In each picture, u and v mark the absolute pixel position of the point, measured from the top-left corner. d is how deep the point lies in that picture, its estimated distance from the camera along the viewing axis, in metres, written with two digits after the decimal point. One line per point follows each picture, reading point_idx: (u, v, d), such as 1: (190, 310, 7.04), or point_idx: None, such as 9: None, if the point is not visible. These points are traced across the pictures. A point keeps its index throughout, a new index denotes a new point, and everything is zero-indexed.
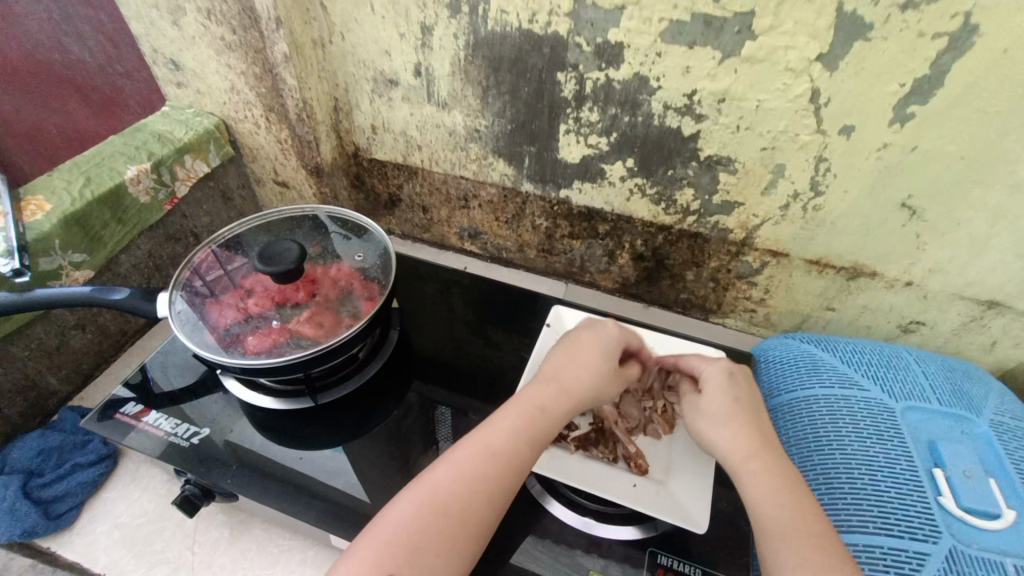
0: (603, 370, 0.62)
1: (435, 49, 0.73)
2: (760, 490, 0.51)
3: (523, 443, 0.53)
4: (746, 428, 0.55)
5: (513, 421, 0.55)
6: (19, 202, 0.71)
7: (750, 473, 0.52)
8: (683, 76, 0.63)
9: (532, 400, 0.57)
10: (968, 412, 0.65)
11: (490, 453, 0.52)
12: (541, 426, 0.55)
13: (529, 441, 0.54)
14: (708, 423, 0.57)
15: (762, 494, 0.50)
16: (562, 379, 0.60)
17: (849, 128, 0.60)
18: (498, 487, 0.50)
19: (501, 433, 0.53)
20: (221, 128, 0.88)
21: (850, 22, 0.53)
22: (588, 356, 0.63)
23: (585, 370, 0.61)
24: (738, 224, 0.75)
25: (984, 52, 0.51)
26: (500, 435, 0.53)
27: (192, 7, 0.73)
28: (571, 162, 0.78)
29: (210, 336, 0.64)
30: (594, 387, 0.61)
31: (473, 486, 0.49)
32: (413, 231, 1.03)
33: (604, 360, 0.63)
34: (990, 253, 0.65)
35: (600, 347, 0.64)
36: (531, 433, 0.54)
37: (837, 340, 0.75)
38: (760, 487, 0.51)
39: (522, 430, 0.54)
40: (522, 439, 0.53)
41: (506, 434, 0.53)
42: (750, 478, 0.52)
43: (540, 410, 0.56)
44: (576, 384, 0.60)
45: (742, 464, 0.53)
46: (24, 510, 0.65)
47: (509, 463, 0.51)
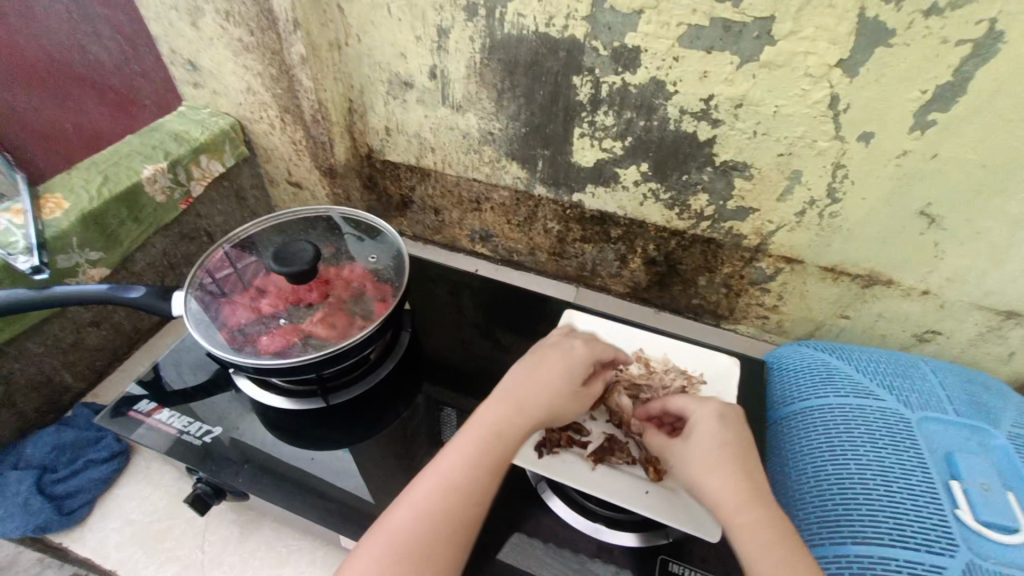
0: (563, 387, 0.58)
1: (452, 52, 0.73)
2: (756, 549, 0.46)
3: (482, 471, 0.51)
4: (738, 476, 0.50)
5: (469, 450, 0.52)
6: (38, 199, 0.72)
7: (746, 528, 0.47)
8: (700, 80, 0.63)
9: (486, 422, 0.54)
10: (985, 423, 0.64)
11: (449, 489, 0.49)
12: (499, 450, 0.52)
13: (488, 467, 0.51)
14: (698, 468, 0.52)
15: (760, 556, 0.45)
16: (517, 395, 0.56)
17: (867, 135, 0.60)
18: (461, 522, 0.48)
19: (458, 464, 0.51)
20: (236, 127, 0.89)
21: (871, 28, 0.53)
22: (546, 373, 0.58)
23: (543, 387, 0.57)
24: (752, 230, 0.75)
25: (1008, 60, 0.50)
26: (457, 467, 0.50)
27: (211, 8, 0.74)
28: (584, 166, 0.78)
29: (224, 336, 0.64)
30: (555, 403, 0.57)
31: (433, 525, 0.47)
32: (424, 233, 1.03)
33: (564, 375, 0.58)
34: (1010, 263, 0.64)
35: (560, 360, 0.60)
36: (489, 460, 0.51)
37: (852, 349, 0.73)
38: (755, 543, 0.46)
39: (479, 459, 0.51)
40: (481, 467, 0.51)
41: (463, 465, 0.50)
42: (746, 534, 0.47)
43: (496, 434, 0.53)
44: (534, 400, 0.56)
45: (734, 517, 0.48)
46: (37, 506, 0.66)
47: (469, 497, 0.49)
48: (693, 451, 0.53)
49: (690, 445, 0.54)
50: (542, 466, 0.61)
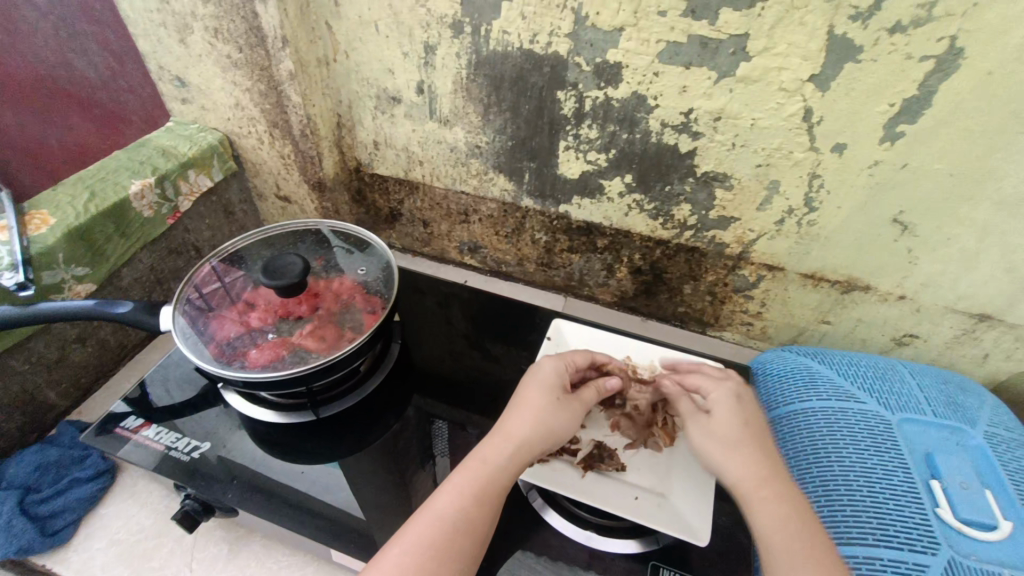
0: (543, 406, 0.58)
1: (438, 68, 0.75)
2: (771, 521, 0.49)
3: (469, 501, 0.50)
4: (758, 456, 0.54)
5: (456, 482, 0.52)
6: (23, 216, 0.72)
7: (763, 502, 0.51)
8: (679, 95, 0.65)
9: (473, 454, 0.54)
10: (962, 423, 0.66)
11: (438, 520, 0.49)
12: (486, 478, 0.52)
13: (475, 497, 0.51)
14: (722, 448, 0.55)
15: (776, 529, 0.49)
16: (502, 424, 0.57)
17: (841, 145, 0.62)
18: (453, 554, 0.47)
19: (446, 495, 0.51)
20: (224, 143, 0.89)
21: (841, 44, 0.55)
22: (527, 397, 0.59)
23: (524, 411, 0.57)
24: (734, 239, 0.77)
25: (970, 74, 0.53)
26: (445, 498, 0.51)
27: (199, 26, 0.75)
28: (570, 178, 0.80)
29: (211, 350, 0.64)
30: (540, 423, 0.57)
31: (423, 558, 0.46)
32: (413, 245, 1.04)
33: (544, 395, 0.59)
34: (981, 267, 0.66)
35: (538, 383, 0.61)
36: (476, 488, 0.51)
37: (833, 354, 0.76)
38: (771, 516, 0.50)
39: (467, 489, 0.51)
40: (468, 497, 0.51)
41: (449, 495, 0.51)
42: (764, 508, 0.50)
43: (483, 463, 0.53)
44: (518, 426, 0.56)
45: (754, 493, 0.52)
46: (20, 526, 0.64)
47: (459, 528, 0.48)
48: (717, 429, 0.57)
49: (717, 420, 0.58)
50: (537, 475, 0.61)
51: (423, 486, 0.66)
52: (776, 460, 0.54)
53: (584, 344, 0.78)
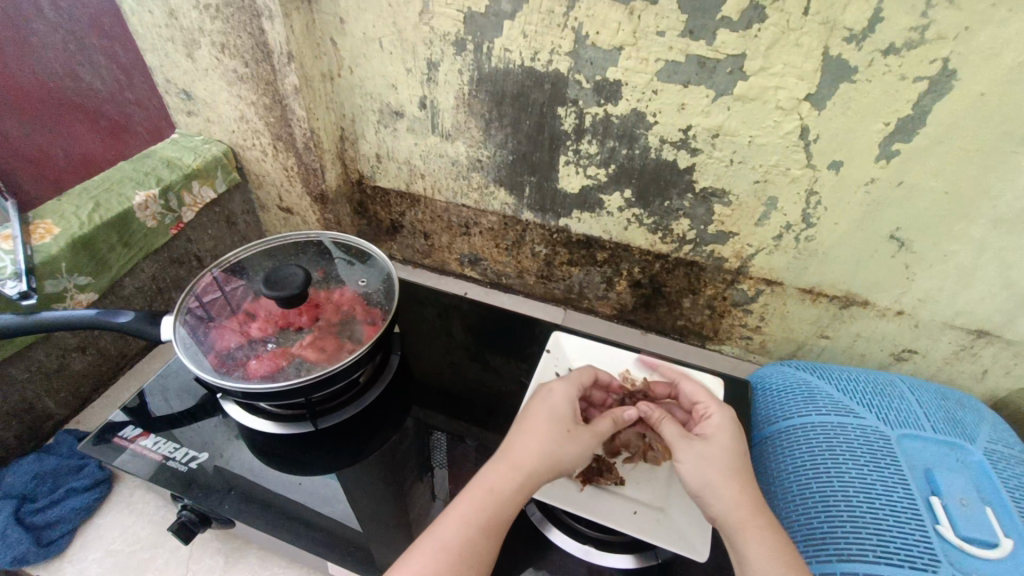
0: (552, 438, 0.56)
1: (440, 83, 0.76)
2: (765, 550, 0.48)
3: (477, 531, 0.49)
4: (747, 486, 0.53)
5: (461, 509, 0.51)
6: (28, 225, 0.72)
7: (757, 531, 0.49)
8: (678, 112, 0.66)
9: (480, 480, 0.53)
10: (963, 440, 0.65)
11: (442, 549, 0.48)
12: (493, 508, 0.51)
13: (482, 527, 0.50)
14: (718, 473, 0.53)
15: (765, 558, 0.48)
16: (509, 451, 0.55)
17: (838, 163, 0.63)
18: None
19: (452, 524, 0.49)
20: (228, 154, 0.91)
21: (836, 65, 0.56)
22: (535, 423, 0.58)
23: (532, 440, 0.56)
24: (732, 254, 0.77)
25: (963, 95, 0.54)
26: (450, 525, 0.49)
27: (206, 41, 0.76)
28: (570, 192, 0.81)
29: (211, 360, 0.64)
30: (548, 454, 0.55)
31: None
32: (414, 257, 1.04)
33: (552, 423, 0.57)
34: (977, 284, 0.67)
35: (547, 409, 0.59)
36: (482, 518, 0.50)
37: (832, 369, 0.76)
38: (763, 546, 0.48)
39: (472, 517, 0.50)
40: (474, 526, 0.50)
41: (455, 524, 0.49)
42: (757, 537, 0.49)
43: (489, 491, 0.52)
44: (527, 453, 0.55)
45: (749, 521, 0.50)
46: (16, 536, 0.64)
47: (463, 559, 0.48)
48: (718, 455, 0.55)
49: (717, 444, 0.56)
50: None
51: (421, 498, 0.65)
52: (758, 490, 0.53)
53: (583, 356, 0.79)
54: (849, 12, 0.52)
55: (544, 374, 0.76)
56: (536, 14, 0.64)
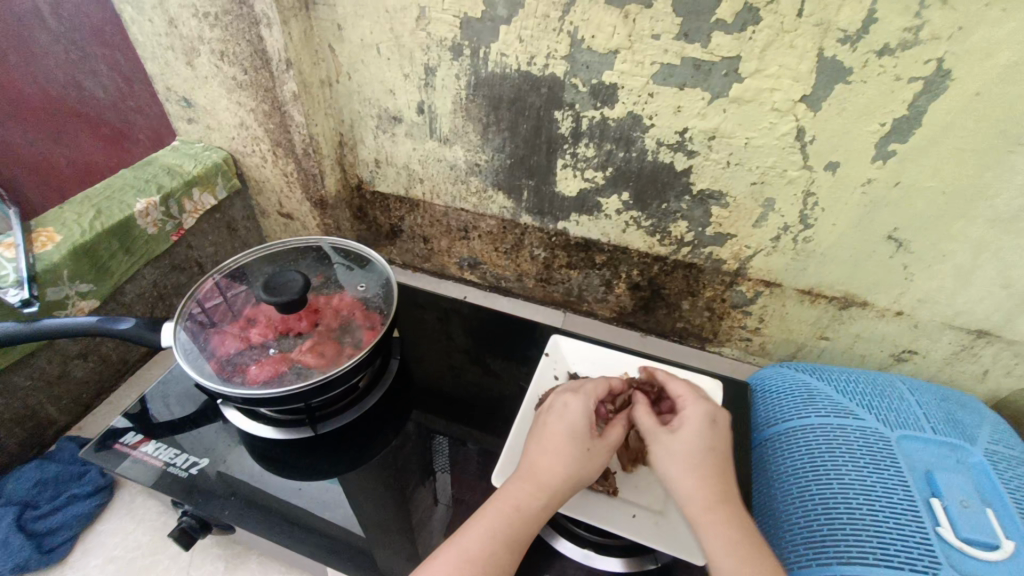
0: (578, 455, 0.55)
1: (438, 89, 0.76)
2: (717, 543, 0.49)
3: (500, 549, 0.50)
4: (709, 478, 0.53)
5: (485, 523, 0.51)
6: (30, 233, 0.73)
7: (710, 525, 0.50)
8: (674, 115, 0.66)
9: (507, 497, 0.53)
10: (963, 440, 0.65)
11: (463, 561, 0.48)
12: (518, 527, 0.51)
13: (506, 546, 0.50)
14: (677, 467, 0.54)
15: (721, 552, 0.48)
16: (536, 471, 0.54)
17: (834, 164, 0.63)
18: None
19: (478, 538, 0.50)
20: (229, 161, 0.91)
21: (830, 66, 0.56)
22: (558, 440, 0.56)
23: (559, 457, 0.55)
24: (731, 255, 0.77)
25: (958, 95, 0.54)
26: (475, 539, 0.50)
27: (206, 49, 0.77)
28: (568, 195, 0.81)
29: (212, 365, 0.64)
30: (573, 475, 0.54)
31: None
32: (413, 261, 1.05)
33: (576, 443, 0.56)
34: (977, 284, 0.67)
35: (570, 427, 0.57)
36: (506, 534, 0.50)
37: (832, 370, 0.76)
38: (719, 540, 0.49)
39: (497, 532, 0.50)
40: (498, 543, 0.50)
41: (479, 538, 0.50)
42: (710, 530, 0.50)
43: (517, 509, 0.52)
44: (552, 475, 0.54)
45: (700, 514, 0.51)
46: (17, 543, 0.64)
47: (483, 571, 0.48)
48: (679, 447, 0.55)
49: (677, 441, 0.55)
50: None
51: (422, 503, 0.65)
52: (724, 482, 0.53)
53: (582, 360, 0.79)
54: (843, 13, 0.52)
55: (543, 378, 0.75)
56: (531, 18, 0.65)
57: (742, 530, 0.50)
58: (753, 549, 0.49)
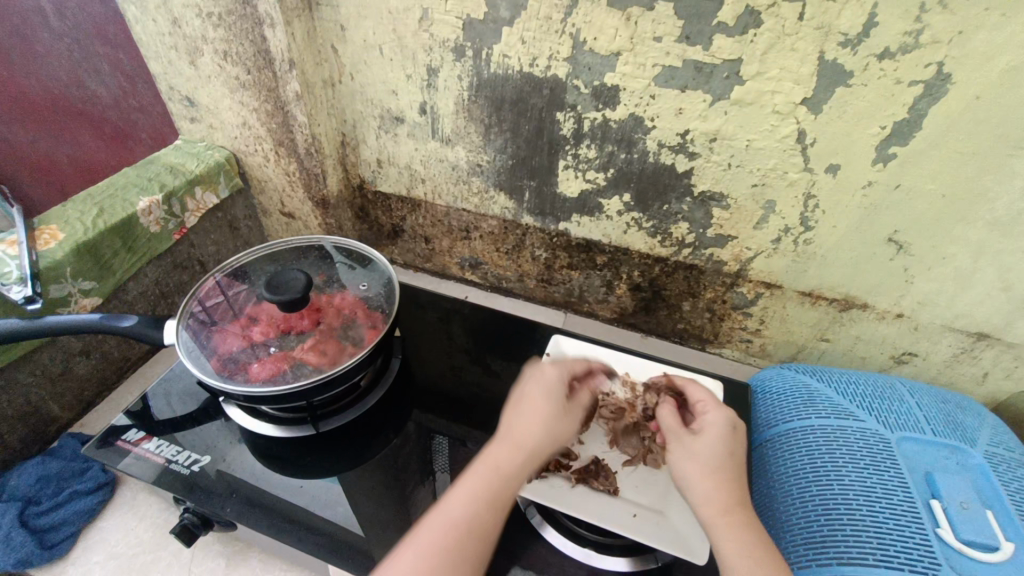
0: (551, 415, 0.57)
1: (440, 90, 0.77)
2: (734, 546, 0.48)
3: (483, 510, 0.49)
4: (728, 483, 0.53)
5: (468, 487, 0.51)
6: (33, 231, 0.73)
7: (727, 528, 0.50)
8: (675, 117, 0.66)
9: (485, 460, 0.53)
10: (963, 442, 0.65)
11: (450, 527, 0.48)
12: (500, 487, 0.51)
13: (489, 506, 0.50)
14: (696, 471, 0.54)
15: (737, 554, 0.48)
16: (513, 433, 0.55)
17: (835, 166, 0.63)
18: (464, 559, 0.46)
19: (459, 501, 0.49)
20: (231, 160, 0.92)
21: (831, 69, 0.56)
22: (533, 403, 0.58)
23: (535, 419, 0.56)
24: (731, 257, 0.78)
25: (958, 99, 0.54)
26: (457, 502, 0.49)
27: (210, 49, 0.77)
28: (569, 196, 0.81)
29: (214, 363, 0.65)
30: (548, 434, 0.56)
31: (437, 564, 0.45)
32: (415, 261, 1.05)
33: (551, 405, 0.58)
34: (977, 287, 0.67)
35: (545, 391, 0.60)
36: (488, 494, 0.50)
37: (832, 372, 0.76)
38: (733, 542, 0.49)
39: (479, 494, 0.50)
40: (481, 504, 0.50)
41: (461, 500, 0.50)
42: (726, 531, 0.50)
43: (497, 470, 0.52)
44: (530, 435, 0.55)
45: (718, 517, 0.50)
46: (19, 539, 0.64)
47: (468, 530, 0.48)
48: (700, 450, 0.55)
49: (700, 443, 0.55)
50: (532, 490, 0.61)
51: (422, 502, 0.66)
52: (742, 489, 0.53)
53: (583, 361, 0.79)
54: (844, 17, 0.53)
55: None
56: (533, 20, 0.65)
57: (760, 536, 0.50)
58: (770, 552, 0.48)
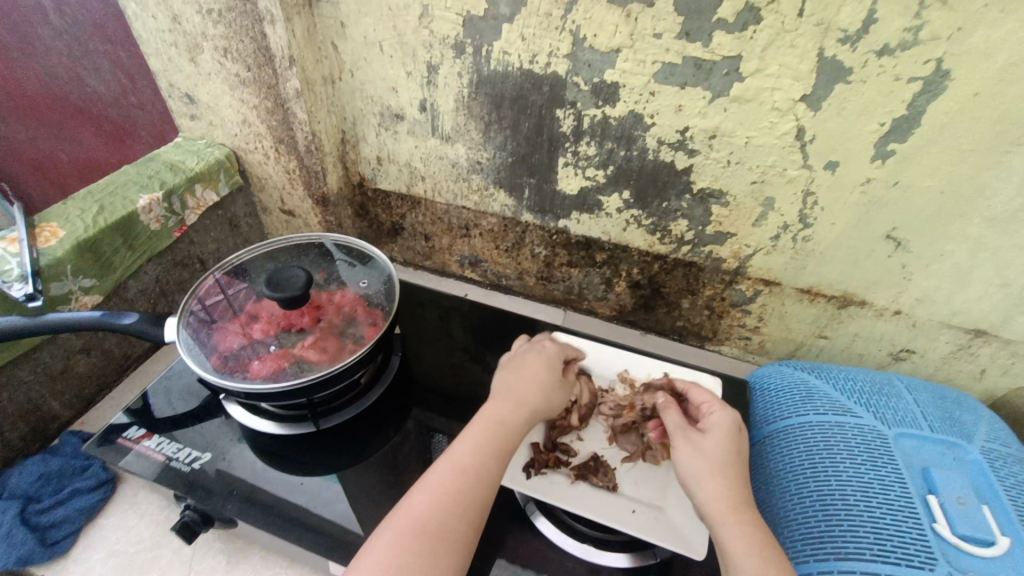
0: (547, 379, 0.64)
1: (440, 86, 0.77)
2: (742, 543, 0.48)
3: (490, 457, 0.53)
4: (735, 483, 0.53)
5: (475, 437, 0.55)
6: (34, 228, 0.73)
7: (735, 526, 0.50)
8: (675, 113, 0.66)
9: (489, 415, 0.58)
10: (961, 438, 0.66)
11: (459, 470, 0.51)
12: (503, 437, 0.56)
13: (495, 454, 0.54)
14: (705, 469, 0.54)
15: (745, 550, 0.48)
16: (513, 394, 0.61)
17: (834, 163, 0.64)
18: (473, 499, 0.50)
19: (467, 450, 0.53)
20: (231, 158, 0.92)
21: (830, 66, 0.57)
22: (530, 370, 0.64)
23: (533, 382, 0.63)
24: (731, 254, 0.78)
25: (956, 95, 0.54)
26: (465, 451, 0.53)
27: (210, 46, 0.77)
28: (569, 194, 0.81)
29: (214, 360, 0.65)
30: (544, 394, 0.62)
31: (448, 503, 0.49)
32: (414, 259, 1.05)
33: (545, 372, 0.65)
34: (975, 283, 0.67)
35: (541, 361, 0.66)
36: (493, 443, 0.55)
37: (831, 368, 0.76)
38: (742, 542, 0.48)
39: (485, 443, 0.55)
40: (487, 451, 0.54)
41: (469, 448, 0.54)
42: (735, 529, 0.49)
43: (500, 424, 0.57)
44: (529, 395, 0.61)
45: (727, 514, 0.50)
46: (20, 536, 0.64)
47: (477, 473, 0.52)
48: (710, 448, 0.55)
49: (709, 441, 0.56)
50: (533, 484, 0.62)
51: None
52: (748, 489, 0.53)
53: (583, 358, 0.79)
54: (843, 13, 0.53)
55: None
56: (533, 17, 0.65)
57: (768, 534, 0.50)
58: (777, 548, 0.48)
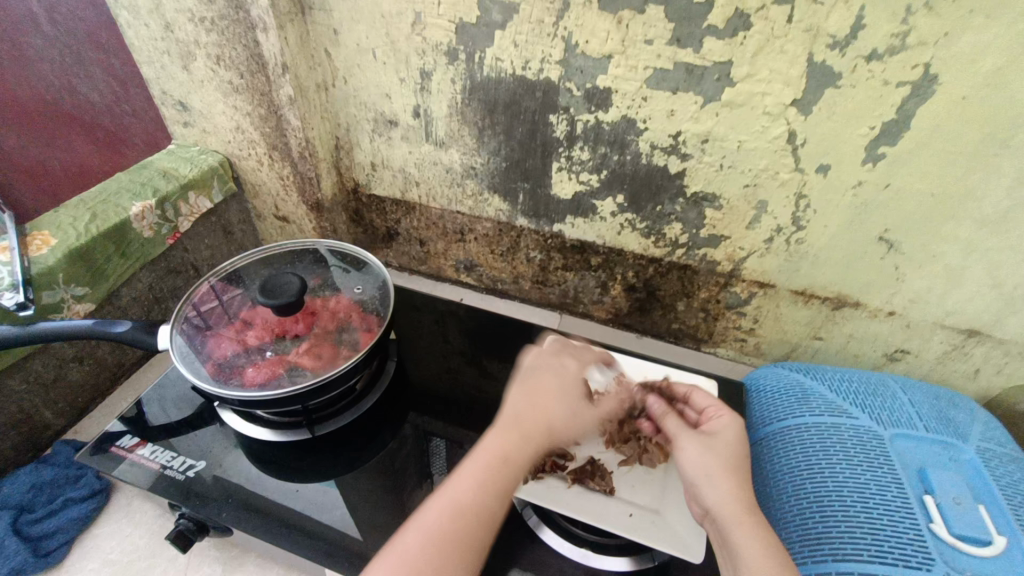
0: (557, 412, 0.61)
1: (434, 92, 0.77)
2: (755, 545, 0.48)
3: (490, 496, 0.52)
4: (745, 485, 0.53)
5: (477, 474, 0.53)
6: (25, 237, 0.73)
7: (746, 526, 0.49)
8: (667, 118, 0.67)
9: (492, 449, 0.55)
10: (956, 438, 0.66)
11: (457, 511, 0.50)
12: (506, 475, 0.53)
13: (496, 493, 0.52)
14: (716, 467, 0.53)
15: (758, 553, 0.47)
16: (520, 424, 0.58)
17: (825, 166, 0.64)
18: (469, 542, 0.48)
19: (468, 489, 0.51)
20: (224, 164, 0.91)
21: (820, 71, 0.57)
22: (540, 399, 0.61)
23: (542, 414, 0.60)
24: (725, 256, 0.78)
25: (945, 99, 0.55)
26: (466, 489, 0.51)
27: (202, 54, 0.77)
28: (563, 198, 0.82)
29: (209, 368, 0.64)
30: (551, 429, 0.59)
31: (444, 548, 0.47)
32: (410, 264, 1.05)
33: (556, 401, 0.62)
34: (967, 284, 0.68)
35: (553, 387, 0.63)
36: (495, 481, 0.53)
37: (825, 370, 0.77)
38: (756, 543, 0.48)
39: (486, 481, 0.52)
40: (489, 491, 0.52)
41: (470, 486, 0.52)
42: (749, 529, 0.49)
43: (504, 460, 0.54)
44: (536, 427, 0.58)
45: (742, 515, 0.50)
46: (13, 547, 0.64)
47: (476, 515, 0.50)
48: (721, 449, 0.55)
49: (720, 442, 0.56)
50: (529, 491, 0.62)
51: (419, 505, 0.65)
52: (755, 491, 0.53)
53: None
54: (832, 19, 0.53)
55: None
56: (526, 24, 0.65)
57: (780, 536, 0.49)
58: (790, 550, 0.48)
